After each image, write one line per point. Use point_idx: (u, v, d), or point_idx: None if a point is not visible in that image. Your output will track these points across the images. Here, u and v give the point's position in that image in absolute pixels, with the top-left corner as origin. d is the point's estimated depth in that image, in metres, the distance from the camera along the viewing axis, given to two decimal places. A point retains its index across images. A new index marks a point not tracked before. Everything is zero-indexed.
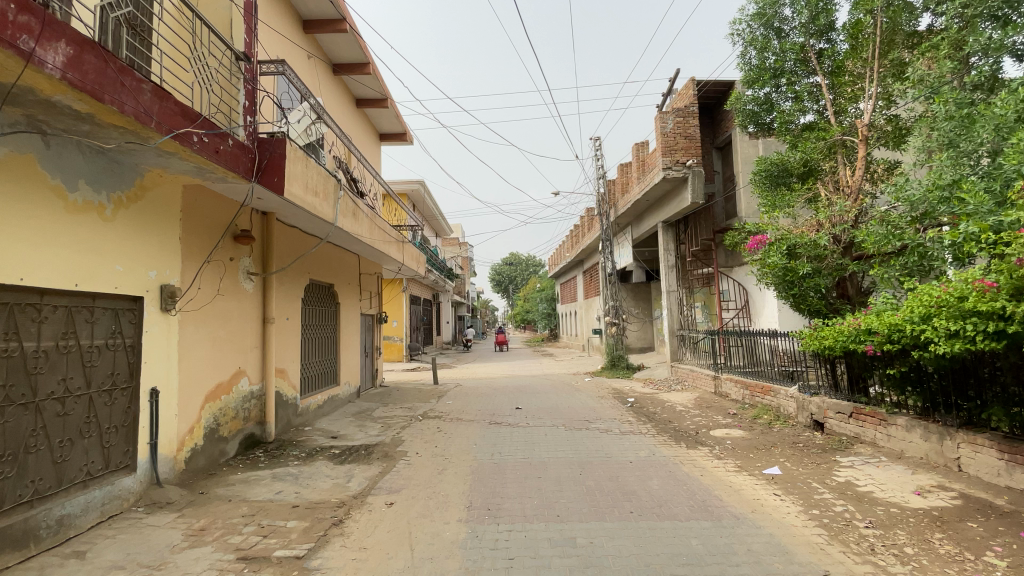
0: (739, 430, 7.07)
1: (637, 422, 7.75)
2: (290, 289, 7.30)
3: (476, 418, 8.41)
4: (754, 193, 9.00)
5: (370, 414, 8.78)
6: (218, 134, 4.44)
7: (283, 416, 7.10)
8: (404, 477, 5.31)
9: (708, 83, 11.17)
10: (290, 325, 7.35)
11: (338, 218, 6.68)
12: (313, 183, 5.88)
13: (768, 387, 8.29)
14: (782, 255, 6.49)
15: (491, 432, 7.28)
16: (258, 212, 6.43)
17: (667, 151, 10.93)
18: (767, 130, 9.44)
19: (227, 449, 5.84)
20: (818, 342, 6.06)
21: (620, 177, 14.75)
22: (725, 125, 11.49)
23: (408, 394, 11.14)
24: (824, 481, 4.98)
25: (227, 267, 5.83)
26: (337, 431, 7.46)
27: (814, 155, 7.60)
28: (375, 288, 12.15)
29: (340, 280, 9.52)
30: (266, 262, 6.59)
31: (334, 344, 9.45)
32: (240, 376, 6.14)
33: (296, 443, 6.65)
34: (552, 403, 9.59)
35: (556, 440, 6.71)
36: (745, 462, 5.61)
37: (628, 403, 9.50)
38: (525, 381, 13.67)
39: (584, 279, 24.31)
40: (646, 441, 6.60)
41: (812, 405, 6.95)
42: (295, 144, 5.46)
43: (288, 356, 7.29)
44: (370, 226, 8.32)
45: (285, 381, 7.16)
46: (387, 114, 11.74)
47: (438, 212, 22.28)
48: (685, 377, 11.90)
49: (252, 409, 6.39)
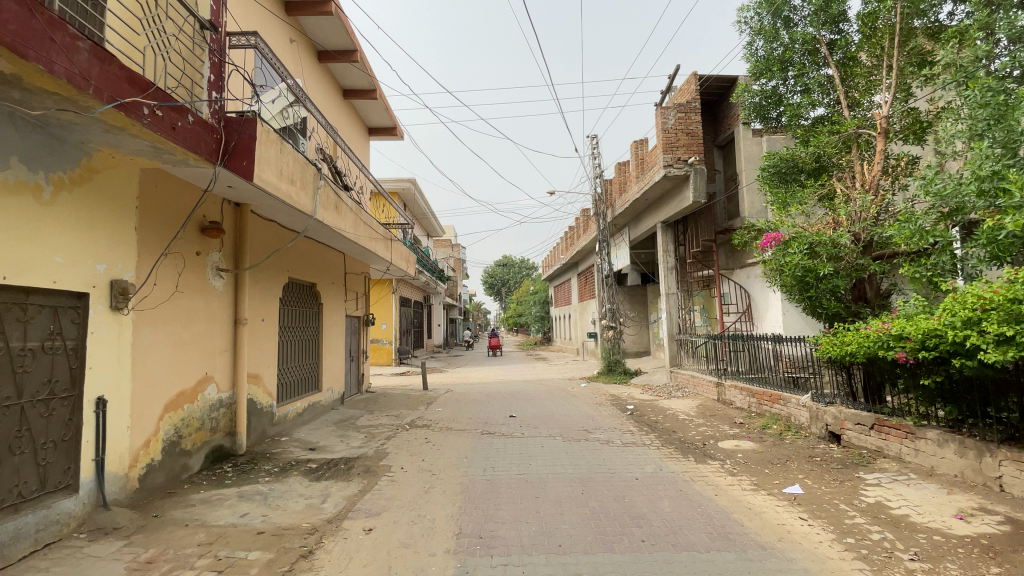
0: (749, 442, 6.60)
1: (639, 432, 7.24)
2: (266, 288, 6.74)
3: (467, 427, 7.88)
4: (761, 190, 8.60)
5: (353, 422, 8.21)
6: (174, 108, 3.90)
7: (256, 425, 6.51)
8: (387, 497, 4.76)
9: (711, 78, 10.76)
10: (266, 327, 6.78)
11: (317, 210, 6.13)
12: (290, 171, 5.35)
13: (777, 395, 7.73)
14: (802, 254, 6.01)
15: (484, 444, 6.74)
16: (229, 203, 5.87)
17: (668, 147, 10.48)
18: (774, 125, 9.05)
19: (190, 463, 5.27)
20: (839, 349, 5.60)
21: (618, 177, 14.30)
22: (727, 122, 11.11)
23: (395, 401, 10.57)
24: (852, 503, 4.50)
25: (192, 262, 5.27)
26: (317, 441, 6.89)
27: (828, 149, 7.16)
28: (362, 288, 11.59)
29: (323, 279, 8.96)
30: (238, 258, 6.04)
31: (316, 347, 8.88)
32: (207, 382, 5.57)
33: (270, 456, 6.07)
34: (547, 410, 9.07)
35: (554, 453, 6.19)
36: (762, 479, 5.13)
37: (628, 411, 9.00)
38: (519, 386, 13.15)
39: (579, 281, 23.89)
40: (651, 453, 6.10)
41: (828, 416, 6.49)
42: (268, 125, 4.91)
43: (263, 360, 6.72)
44: (355, 222, 7.78)
45: (258, 387, 6.58)
46: (376, 107, 11.23)
47: (429, 212, 21.76)
48: (685, 383, 11.42)
49: (221, 419, 5.82)
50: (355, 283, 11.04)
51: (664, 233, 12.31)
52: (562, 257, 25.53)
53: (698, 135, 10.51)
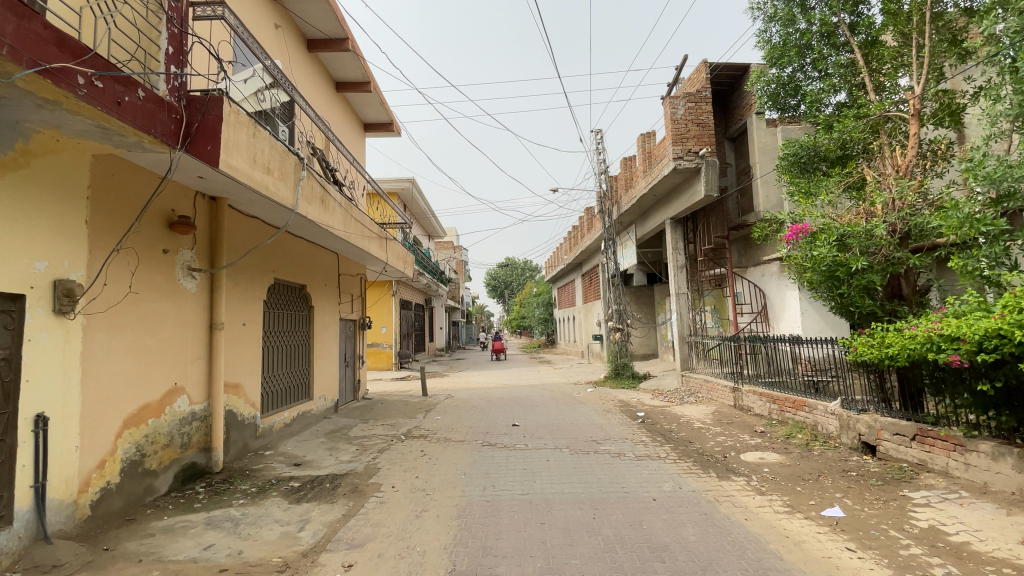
0: (774, 455, 6.02)
1: (653, 443, 6.67)
2: (247, 290, 6.23)
3: (466, 438, 7.32)
4: (780, 181, 8.12)
5: (345, 433, 7.67)
6: (119, 81, 3.41)
7: (236, 439, 5.99)
8: (373, 523, 4.21)
9: (721, 65, 10.21)
10: (248, 332, 6.27)
11: (300, 204, 5.61)
12: (266, 158, 4.82)
13: (801, 401, 7.14)
14: (832, 247, 5.43)
15: (484, 457, 6.19)
16: (202, 195, 5.38)
17: (678, 139, 9.92)
18: (793, 114, 8.48)
19: (156, 484, 4.76)
20: (877, 352, 5.03)
21: (624, 173, 13.75)
22: (739, 112, 10.56)
23: (392, 408, 10.02)
24: (903, 528, 3.92)
25: (158, 260, 4.77)
26: (303, 456, 6.35)
27: (854, 134, 6.56)
28: (358, 291, 11.08)
29: (313, 281, 8.45)
30: (213, 257, 5.55)
31: (307, 353, 8.37)
32: (177, 393, 5.06)
33: (248, 474, 5.54)
34: (552, 419, 8.50)
35: (561, 468, 5.62)
36: (795, 500, 4.56)
37: (639, 419, 8.42)
38: (523, 391, 12.57)
39: (583, 282, 23.31)
40: (667, 468, 5.53)
41: (860, 425, 5.91)
42: (238, 106, 4.40)
43: (244, 368, 6.20)
44: (346, 219, 7.25)
45: (239, 398, 6.06)
46: (370, 100, 10.73)
47: (429, 212, 21.26)
48: (698, 388, 10.82)
49: (194, 434, 5.30)
50: (350, 285, 10.52)
51: (674, 230, 11.75)
52: (566, 258, 24.96)
53: (709, 125, 9.97)
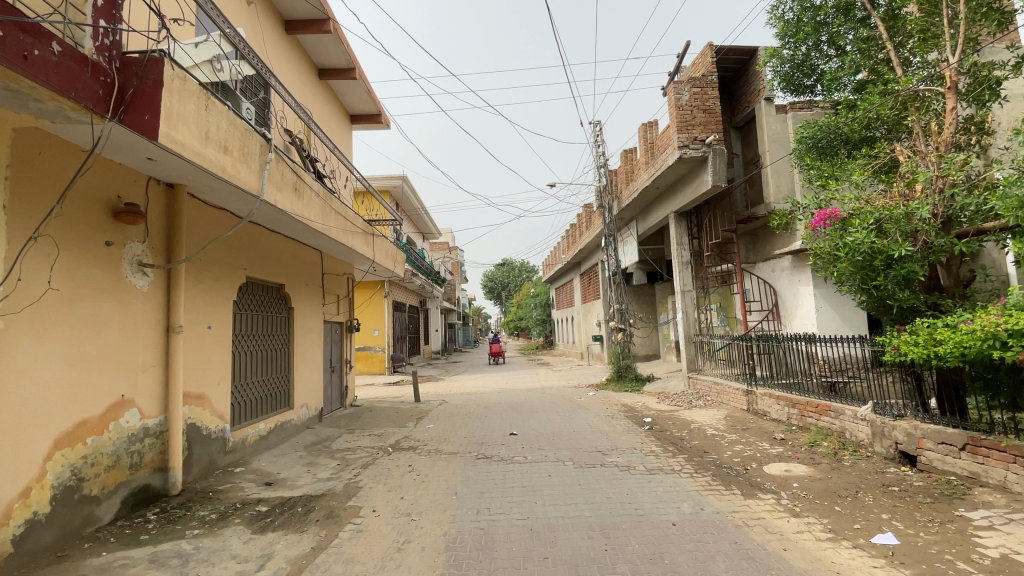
0: (801, 466, 5.42)
1: (665, 453, 6.05)
2: (212, 290, 5.59)
3: (460, 450, 6.68)
4: (797, 168, 7.63)
5: (327, 446, 7.03)
6: (29, 31, 2.78)
7: (200, 456, 5.34)
8: (345, 559, 3.58)
9: (727, 48, 9.65)
10: (213, 337, 5.62)
11: (268, 191, 4.97)
12: (223, 135, 4.20)
13: (825, 406, 6.53)
14: (869, 232, 4.81)
15: (478, 472, 5.56)
16: (154, 181, 4.77)
17: (683, 126, 9.33)
18: (810, 94, 8.01)
19: (99, 512, 4.12)
20: (924, 351, 4.43)
21: (623, 166, 13.15)
22: (747, 98, 9.99)
23: (381, 417, 9.37)
24: (972, 559, 3.32)
25: (98, 253, 4.15)
26: (277, 473, 5.70)
27: (882, 111, 5.94)
28: (345, 291, 10.44)
29: (293, 280, 7.81)
30: (170, 251, 4.93)
31: (286, 358, 7.74)
32: (125, 407, 4.42)
33: (211, 497, 4.89)
34: (553, 426, 7.87)
35: (565, 485, 4.98)
36: (837, 523, 3.95)
37: (647, 425, 7.80)
38: (521, 396, 11.93)
39: (582, 282, 22.68)
40: (684, 484, 4.90)
41: (897, 433, 5.31)
42: (187, 72, 3.78)
43: (211, 377, 5.56)
44: (324, 211, 6.61)
45: (202, 410, 5.41)
46: (355, 88, 10.09)
47: (421, 210, 20.60)
48: (706, 391, 10.21)
49: (147, 453, 4.66)
50: (335, 285, 9.87)
51: (677, 224, 11.14)
52: (564, 257, 24.30)
53: (715, 112, 9.40)
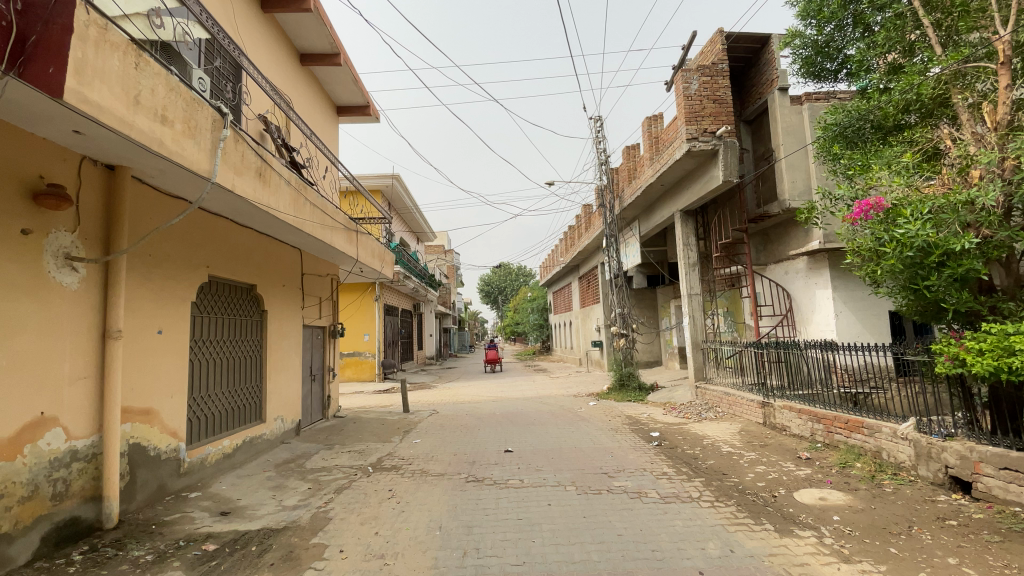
0: (837, 494, 4.74)
1: (679, 476, 5.35)
2: (163, 289, 4.88)
3: (448, 470, 5.98)
4: (822, 158, 7.03)
5: (299, 465, 6.30)
6: None
7: (146, 480, 4.61)
8: None
9: (738, 35, 9.04)
10: (164, 344, 4.90)
11: (224, 174, 4.27)
12: (160, 103, 3.51)
13: (855, 422, 5.85)
14: (923, 223, 4.17)
15: (468, 499, 4.85)
16: (88, 160, 4.09)
17: (691, 117, 8.66)
18: (834, 80, 7.51)
19: (10, 552, 3.37)
20: (993, 362, 3.78)
21: (626, 163, 12.53)
22: (760, 89, 9.39)
23: (365, 429, 8.64)
24: None
25: (8, 242, 3.45)
26: (237, 500, 4.96)
27: (922, 91, 5.42)
28: (328, 293, 9.73)
29: (266, 280, 7.12)
30: (109, 244, 4.24)
31: (258, 365, 7.02)
32: (45, 427, 3.68)
33: (153, 531, 4.14)
34: (552, 442, 7.16)
35: (567, 518, 4.26)
36: (898, 572, 3.26)
37: (655, 441, 7.08)
38: (517, 405, 11.22)
39: (581, 285, 21.96)
40: (707, 517, 4.19)
41: (947, 456, 4.65)
42: (108, 22, 3.10)
43: (160, 389, 4.83)
44: (298, 202, 5.92)
45: (148, 428, 4.66)
46: (341, 75, 9.41)
47: (414, 210, 19.85)
48: (715, 402, 9.52)
49: (76, 480, 3.91)
50: (317, 286, 9.17)
51: (684, 223, 10.47)
52: (562, 259, 23.59)
53: (726, 102, 8.78)
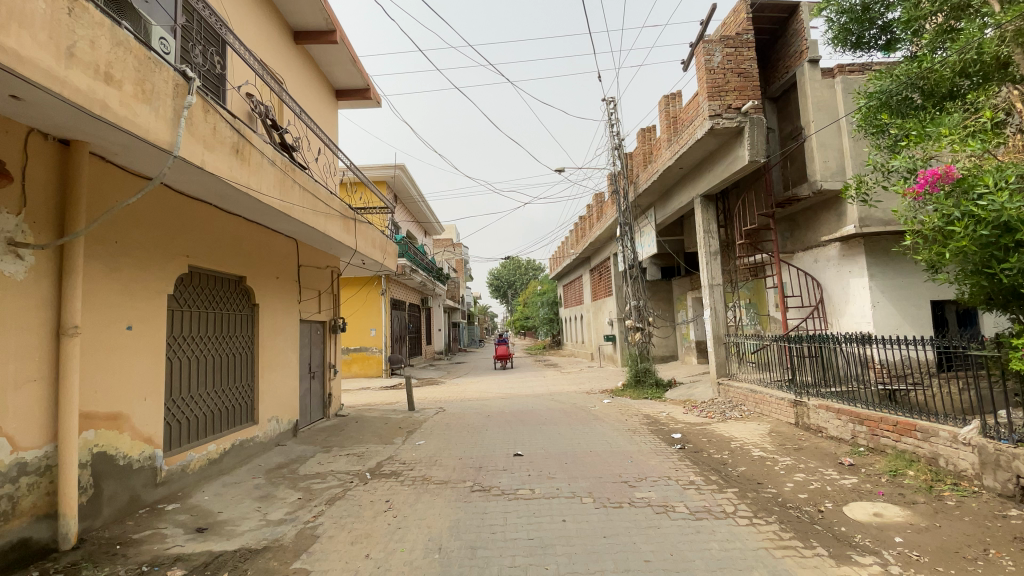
0: (894, 509, 4.15)
1: (708, 486, 4.79)
2: (132, 281, 4.40)
3: (453, 476, 5.48)
4: (861, 132, 6.35)
5: (291, 471, 5.83)
6: None
7: (113, 493, 4.15)
8: None
9: (764, 4, 8.37)
10: (134, 341, 4.42)
11: (191, 149, 3.77)
12: (101, 58, 3.00)
13: (905, 424, 5.23)
14: (1007, 195, 3.53)
15: (472, 512, 4.33)
16: (37, 133, 3.60)
17: (714, 92, 8.02)
18: (870, 50, 6.83)
19: None
20: None
21: (640, 147, 11.86)
22: (787, 62, 8.70)
23: (368, 430, 8.16)
24: None
25: None
26: (217, 513, 4.48)
27: (984, 49, 4.76)
28: (328, 286, 9.25)
29: (257, 272, 6.64)
30: (64, 230, 3.76)
31: (249, 363, 6.55)
32: None
33: (115, 553, 3.68)
34: (565, 444, 6.64)
35: (583, 538, 3.71)
36: None
37: (677, 444, 6.51)
38: (528, 403, 10.69)
39: (593, 279, 21.43)
40: (747, 538, 3.63)
41: (1018, 465, 4.02)
42: None
43: (130, 392, 4.36)
44: (284, 185, 5.40)
45: (116, 436, 4.19)
46: (338, 54, 8.90)
47: (421, 201, 19.36)
48: (739, 399, 8.90)
49: (24, 497, 3.44)
50: (316, 279, 8.69)
51: (705, 209, 9.80)
52: (573, 252, 23.08)
53: (751, 76, 8.13)
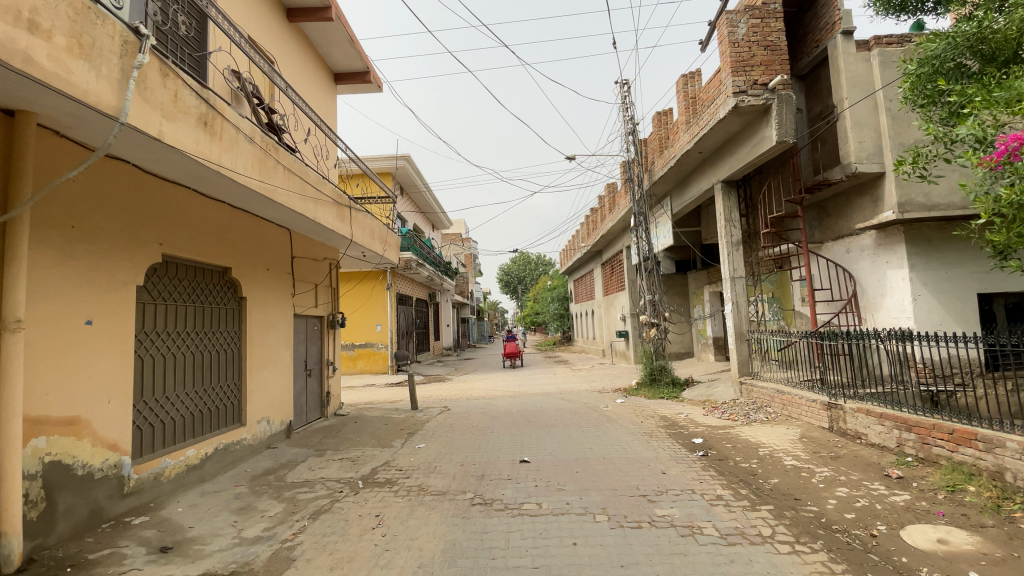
0: (961, 535, 3.56)
1: (739, 502, 4.23)
2: (91, 270, 3.94)
3: (451, 485, 4.98)
4: (907, 102, 5.68)
5: (278, 478, 5.38)
6: None
7: (70, 506, 3.70)
8: None
9: None
10: (95, 337, 3.98)
11: (147, 117, 3.29)
12: (23, 1, 2.51)
13: (963, 433, 4.62)
14: None
15: (471, 531, 3.83)
16: None
17: (739, 67, 7.38)
18: (918, 13, 6.16)
19: None
20: None
21: (656, 132, 11.21)
22: (817, 36, 8.03)
23: (366, 431, 7.69)
24: None
25: None
26: (187, 529, 4.03)
27: None
28: (325, 279, 8.79)
29: (245, 263, 6.19)
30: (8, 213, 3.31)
31: (236, 362, 6.10)
32: None
33: None
34: (576, 450, 6.10)
35: (597, 568, 3.18)
36: None
37: (699, 450, 5.94)
38: (537, 402, 10.17)
39: (604, 273, 20.83)
40: (791, 571, 3.07)
41: None
42: None
43: (90, 392, 3.91)
44: (266, 166, 4.91)
45: (72, 442, 3.75)
46: (335, 33, 8.40)
47: (427, 194, 18.91)
48: (764, 400, 8.29)
49: None
50: (312, 271, 8.23)
51: (726, 196, 9.16)
52: (584, 246, 22.47)
53: (779, 49, 7.48)
